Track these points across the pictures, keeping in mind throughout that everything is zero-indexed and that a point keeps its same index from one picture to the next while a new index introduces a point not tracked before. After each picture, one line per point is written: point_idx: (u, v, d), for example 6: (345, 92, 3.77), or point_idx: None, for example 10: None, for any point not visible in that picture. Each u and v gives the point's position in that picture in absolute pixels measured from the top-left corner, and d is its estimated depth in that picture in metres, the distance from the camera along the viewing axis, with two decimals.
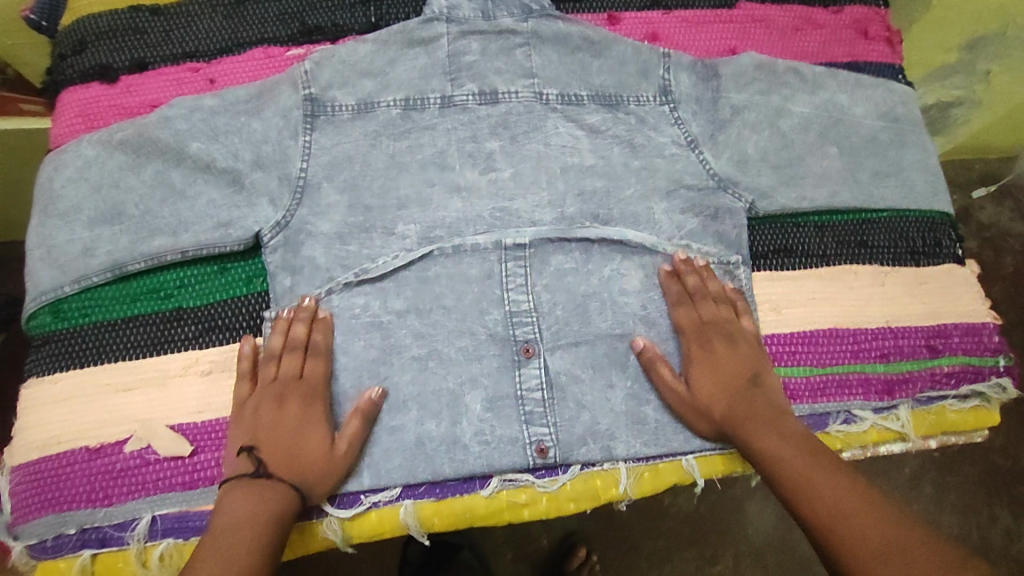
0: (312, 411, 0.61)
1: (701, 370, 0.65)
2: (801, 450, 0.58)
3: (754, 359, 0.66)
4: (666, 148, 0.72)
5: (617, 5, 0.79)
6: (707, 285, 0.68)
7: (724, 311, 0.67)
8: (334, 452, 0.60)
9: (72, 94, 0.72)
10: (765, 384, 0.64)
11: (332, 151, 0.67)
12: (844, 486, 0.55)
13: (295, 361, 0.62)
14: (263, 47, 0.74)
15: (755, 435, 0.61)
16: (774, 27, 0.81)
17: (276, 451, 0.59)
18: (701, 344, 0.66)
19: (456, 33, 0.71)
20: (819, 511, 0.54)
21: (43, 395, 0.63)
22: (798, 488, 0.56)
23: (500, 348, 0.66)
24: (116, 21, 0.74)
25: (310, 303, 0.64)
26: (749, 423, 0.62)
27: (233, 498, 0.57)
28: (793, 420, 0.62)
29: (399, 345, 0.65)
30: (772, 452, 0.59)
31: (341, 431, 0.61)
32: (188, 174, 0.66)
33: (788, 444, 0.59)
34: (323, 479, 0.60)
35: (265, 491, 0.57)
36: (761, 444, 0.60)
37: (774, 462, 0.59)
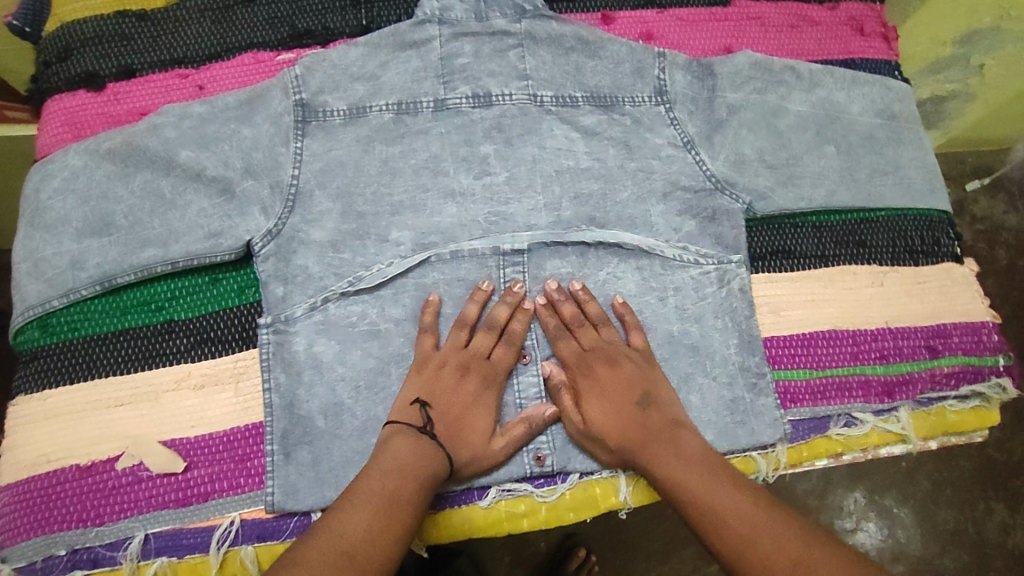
0: (486, 395, 0.62)
1: (598, 402, 0.62)
2: (704, 472, 0.57)
3: (642, 379, 0.63)
4: (662, 149, 0.71)
5: (611, 4, 0.78)
6: (585, 308, 0.65)
7: (604, 334, 0.65)
8: (492, 444, 0.61)
9: (57, 102, 0.70)
10: (657, 401, 0.62)
11: (324, 157, 0.66)
12: (747, 503, 0.54)
13: (487, 339, 0.64)
14: (252, 52, 0.73)
15: (656, 460, 0.59)
16: (770, 25, 0.80)
17: (444, 415, 0.60)
18: (592, 375, 0.63)
19: (447, 35, 0.70)
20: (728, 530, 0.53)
21: (32, 413, 0.61)
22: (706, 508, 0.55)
23: None
24: (101, 27, 0.72)
25: (520, 290, 0.65)
26: (648, 450, 0.59)
27: (390, 448, 0.57)
28: (690, 432, 0.61)
29: (397, 355, 0.64)
30: (677, 477, 0.57)
31: (504, 427, 0.62)
32: (177, 184, 0.65)
33: (688, 465, 0.58)
34: (474, 463, 0.60)
35: (435, 453, 0.57)
36: (667, 470, 0.58)
37: (673, 486, 0.57)
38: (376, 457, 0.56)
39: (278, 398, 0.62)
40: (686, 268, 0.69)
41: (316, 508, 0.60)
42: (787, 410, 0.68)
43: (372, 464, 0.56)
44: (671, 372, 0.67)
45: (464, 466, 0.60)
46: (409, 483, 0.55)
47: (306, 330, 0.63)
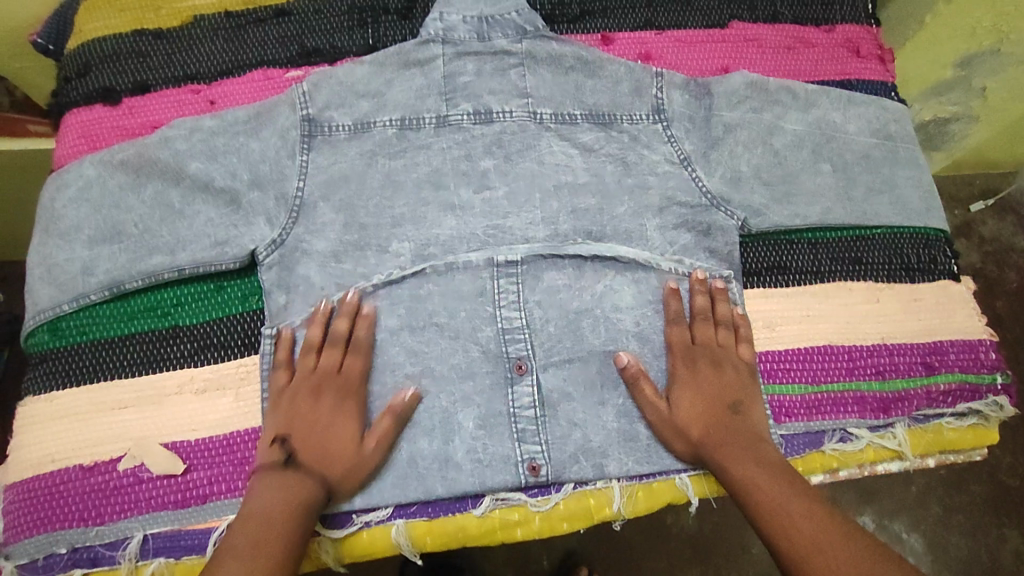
0: (345, 406, 0.62)
1: (687, 393, 0.65)
2: (778, 477, 0.58)
3: (740, 388, 0.65)
4: (659, 166, 0.73)
5: (611, 25, 0.80)
6: (715, 307, 0.69)
7: (718, 335, 0.68)
8: (362, 449, 0.61)
9: (74, 115, 0.73)
10: (748, 412, 0.64)
11: (329, 170, 0.70)
12: (823, 514, 0.54)
13: (334, 355, 0.63)
14: (261, 69, 0.75)
15: (733, 459, 0.60)
16: (767, 46, 0.81)
17: (308, 443, 0.60)
18: (686, 367, 0.66)
19: (451, 55, 0.75)
20: (798, 541, 0.53)
21: (39, 414, 0.63)
22: (777, 519, 0.55)
23: (492, 365, 0.65)
24: (120, 45, 0.75)
25: (354, 298, 0.65)
26: (727, 450, 0.61)
27: (261, 492, 0.57)
28: (771, 445, 0.62)
29: (392, 363, 0.65)
30: (750, 476, 0.59)
31: (372, 428, 0.62)
32: (185, 194, 0.68)
33: (764, 470, 0.59)
34: (351, 474, 0.60)
35: (301, 480, 0.58)
36: (738, 468, 0.60)
37: (747, 486, 0.58)
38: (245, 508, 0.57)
39: None
40: (680, 281, 0.70)
41: None
42: (780, 424, 0.68)
43: (244, 513, 0.56)
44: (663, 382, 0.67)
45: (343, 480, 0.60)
46: (280, 516, 0.56)
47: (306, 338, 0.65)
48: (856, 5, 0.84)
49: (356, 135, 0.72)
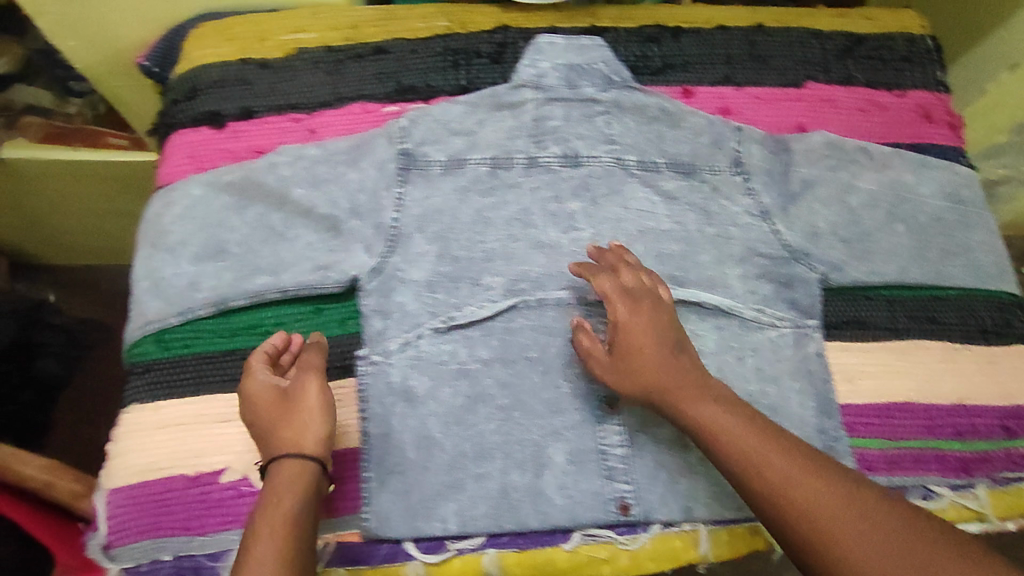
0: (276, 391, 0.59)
1: (649, 337, 0.61)
2: (744, 425, 0.56)
3: (670, 327, 0.62)
4: (740, 217, 0.76)
5: (692, 80, 0.84)
6: (625, 260, 0.67)
7: (650, 282, 0.65)
8: (318, 404, 0.58)
9: (182, 136, 0.76)
10: (691, 354, 0.62)
11: (426, 204, 0.73)
12: (796, 461, 0.53)
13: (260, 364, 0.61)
14: (360, 102, 0.78)
15: (694, 406, 0.58)
16: (841, 106, 0.84)
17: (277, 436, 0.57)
18: (637, 310, 0.62)
19: (541, 100, 0.78)
20: (782, 486, 0.51)
21: (144, 422, 0.65)
22: (761, 473, 0.53)
23: (582, 402, 0.67)
24: (226, 72, 0.78)
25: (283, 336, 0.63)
26: (688, 394, 0.59)
27: (270, 500, 0.52)
28: (722, 388, 0.60)
29: (484, 394, 0.67)
30: (716, 424, 0.56)
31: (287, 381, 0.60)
32: (286, 216, 0.71)
33: (731, 416, 0.57)
34: (315, 424, 0.57)
35: (291, 468, 0.54)
36: (703, 414, 0.57)
37: (715, 434, 0.56)
38: (257, 522, 0.51)
39: (375, 427, 0.65)
40: (763, 329, 0.72)
41: (407, 538, 0.63)
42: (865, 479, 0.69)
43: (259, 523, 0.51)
44: None
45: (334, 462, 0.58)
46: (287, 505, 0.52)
47: (400, 364, 0.67)
48: (926, 71, 0.87)
49: (450, 171, 0.75)
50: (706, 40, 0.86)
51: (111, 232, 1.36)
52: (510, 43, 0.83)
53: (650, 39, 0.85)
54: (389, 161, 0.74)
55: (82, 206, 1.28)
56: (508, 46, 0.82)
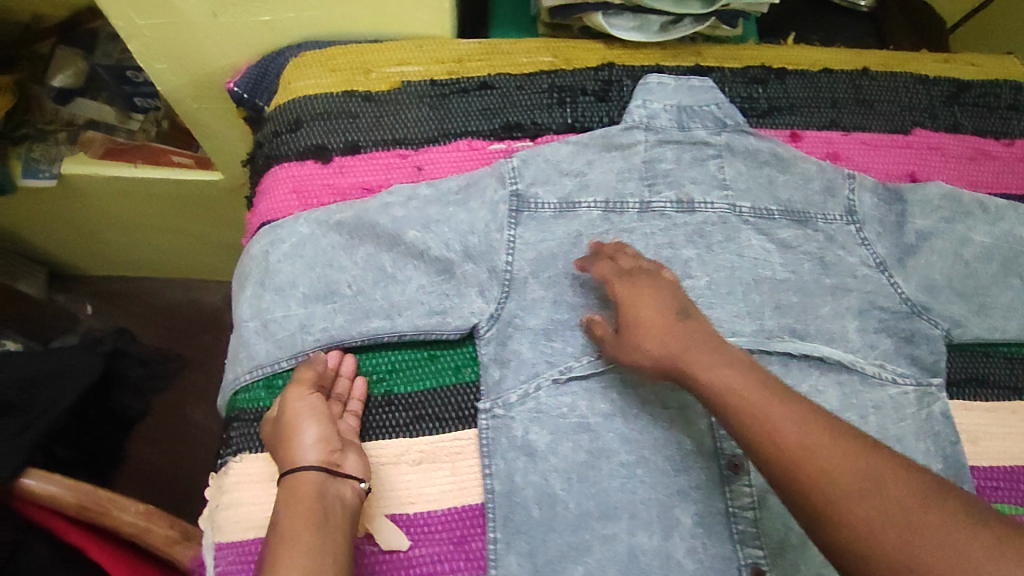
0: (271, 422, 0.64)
1: (652, 308, 0.63)
2: (754, 384, 0.56)
3: (677, 296, 0.64)
4: (857, 269, 0.75)
5: (799, 123, 0.82)
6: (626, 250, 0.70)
7: (644, 263, 0.68)
8: (288, 417, 0.63)
9: (285, 170, 0.74)
10: (696, 318, 0.62)
11: (539, 248, 0.72)
12: (807, 417, 0.53)
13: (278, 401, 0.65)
14: (466, 139, 0.77)
15: (700, 363, 0.58)
16: (950, 155, 0.82)
17: (290, 452, 0.61)
18: (645, 287, 0.65)
19: (652, 141, 0.76)
20: (789, 439, 0.51)
21: (255, 473, 0.65)
22: (766, 429, 0.53)
23: (708, 462, 0.66)
24: (330, 104, 0.76)
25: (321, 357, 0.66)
26: (694, 354, 0.59)
27: (280, 515, 0.57)
28: (732, 348, 0.60)
29: (606, 449, 0.66)
30: (723, 383, 0.56)
31: (290, 404, 0.63)
32: (398, 258, 0.69)
33: (738, 373, 0.57)
34: (320, 433, 0.62)
35: (301, 481, 0.59)
36: (708, 372, 0.57)
37: (722, 393, 0.56)
38: (272, 537, 0.56)
39: (499, 484, 0.64)
40: (884, 386, 0.71)
41: None
42: None
43: (281, 534, 0.55)
44: None
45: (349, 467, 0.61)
46: (302, 515, 0.56)
47: (521, 417, 0.66)
48: None
49: (561, 213, 0.73)
50: (812, 82, 0.84)
51: (159, 245, 1.33)
52: (616, 81, 0.81)
53: (755, 80, 0.83)
54: (502, 202, 0.72)
55: (134, 221, 1.25)
56: (614, 83, 0.81)
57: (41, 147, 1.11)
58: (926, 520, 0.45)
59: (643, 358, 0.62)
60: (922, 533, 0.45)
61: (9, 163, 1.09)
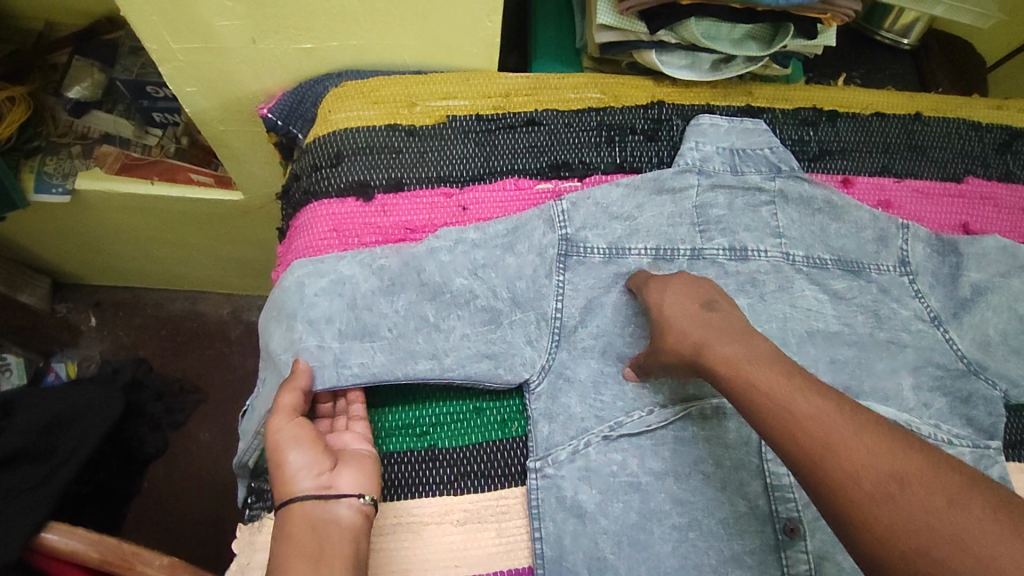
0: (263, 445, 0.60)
1: (673, 303, 0.62)
2: (778, 373, 0.53)
3: (706, 290, 0.63)
4: (911, 323, 0.73)
5: (851, 168, 0.80)
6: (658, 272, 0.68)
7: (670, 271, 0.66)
8: (274, 442, 0.58)
9: (325, 206, 0.71)
10: (722, 309, 0.60)
11: (589, 296, 0.69)
12: (832, 407, 0.49)
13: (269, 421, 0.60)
14: (512, 178, 0.74)
15: (725, 358, 0.56)
16: (1003, 205, 0.80)
17: (281, 481, 0.57)
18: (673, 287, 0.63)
19: (705, 185, 0.74)
20: (813, 432, 0.48)
21: None
22: (788, 421, 0.49)
23: (763, 524, 0.62)
24: (373, 139, 0.74)
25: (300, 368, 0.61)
26: (714, 349, 0.57)
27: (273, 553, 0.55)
28: (759, 339, 0.57)
29: (658, 511, 0.61)
30: (746, 377, 0.53)
31: (277, 424, 0.59)
32: (443, 305, 0.66)
33: (761, 365, 0.54)
34: (312, 456, 0.58)
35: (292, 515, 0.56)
36: (730, 369, 0.55)
37: (746, 387, 0.53)
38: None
39: (548, 549, 0.61)
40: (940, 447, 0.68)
41: None
42: None
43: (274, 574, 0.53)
44: None
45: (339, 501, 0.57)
46: (295, 555, 0.54)
47: (570, 476, 0.62)
48: None
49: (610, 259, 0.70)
50: (863, 126, 0.82)
51: (166, 260, 1.27)
52: (666, 120, 0.79)
53: (806, 122, 0.82)
54: (553, 246, 0.69)
55: (142, 236, 1.19)
56: (664, 122, 0.79)
57: (54, 160, 1.06)
58: (967, 530, 0.40)
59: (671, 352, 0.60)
60: (962, 546, 0.39)
61: (20, 177, 1.04)
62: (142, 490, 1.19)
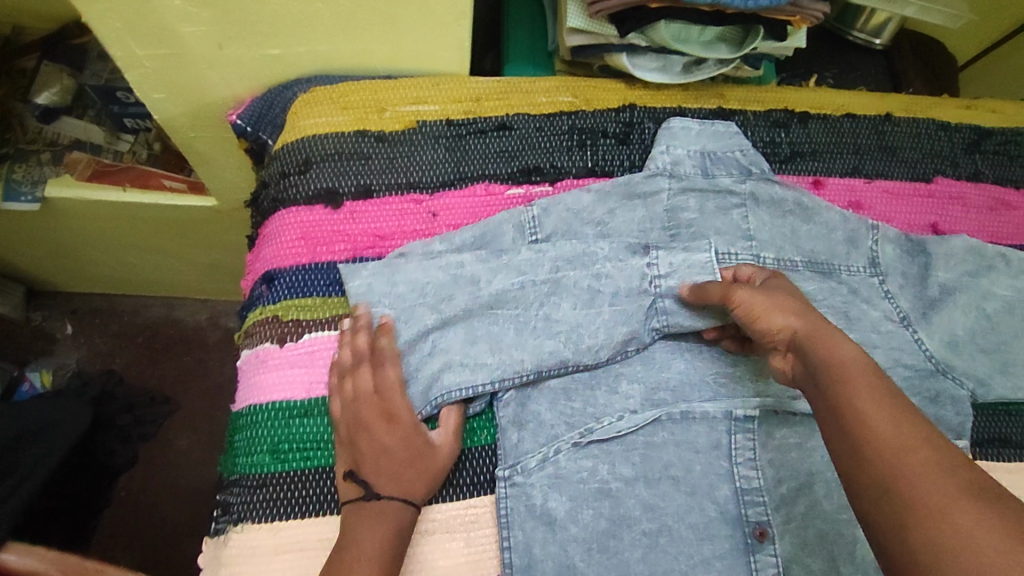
0: (372, 416, 0.60)
1: (791, 311, 0.60)
2: (868, 382, 0.51)
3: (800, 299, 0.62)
4: (881, 324, 0.72)
5: (821, 169, 0.80)
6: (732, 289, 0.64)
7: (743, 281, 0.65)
8: (396, 416, 0.61)
9: (293, 214, 0.70)
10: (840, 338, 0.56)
11: (609, 328, 0.67)
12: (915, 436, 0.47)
13: (366, 373, 0.62)
14: (483, 183, 0.73)
15: (828, 348, 0.55)
16: (971, 205, 0.81)
17: (370, 461, 0.59)
18: (767, 296, 0.62)
19: (676, 189, 0.74)
20: (882, 446, 0.47)
21: (259, 546, 0.58)
22: (867, 427, 0.48)
23: (731, 529, 0.62)
24: (341, 144, 0.73)
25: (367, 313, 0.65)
26: (829, 336, 0.56)
27: (355, 519, 0.57)
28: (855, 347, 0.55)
29: (628, 516, 0.62)
30: (841, 369, 0.53)
31: (382, 384, 0.62)
32: (404, 312, 0.65)
33: (866, 371, 0.52)
34: (414, 435, 0.61)
35: (383, 484, 0.58)
36: (827, 356, 0.55)
37: (834, 373, 0.53)
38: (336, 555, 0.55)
39: (516, 558, 0.60)
40: None
41: None
42: None
43: (357, 540, 0.55)
44: None
45: (399, 487, 0.58)
46: (384, 519, 0.57)
47: (540, 483, 0.62)
48: None
49: (640, 291, 0.69)
50: (834, 127, 0.83)
51: (140, 264, 1.25)
52: (638, 123, 0.79)
53: (777, 124, 0.82)
54: (566, 263, 0.69)
55: (114, 241, 1.17)
56: (635, 126, 0.79)
57: (23, 167, 1.04)
58: None
59: (777, 345, 0.59)
60: None
61: None
62: (115, 502, 1.17)
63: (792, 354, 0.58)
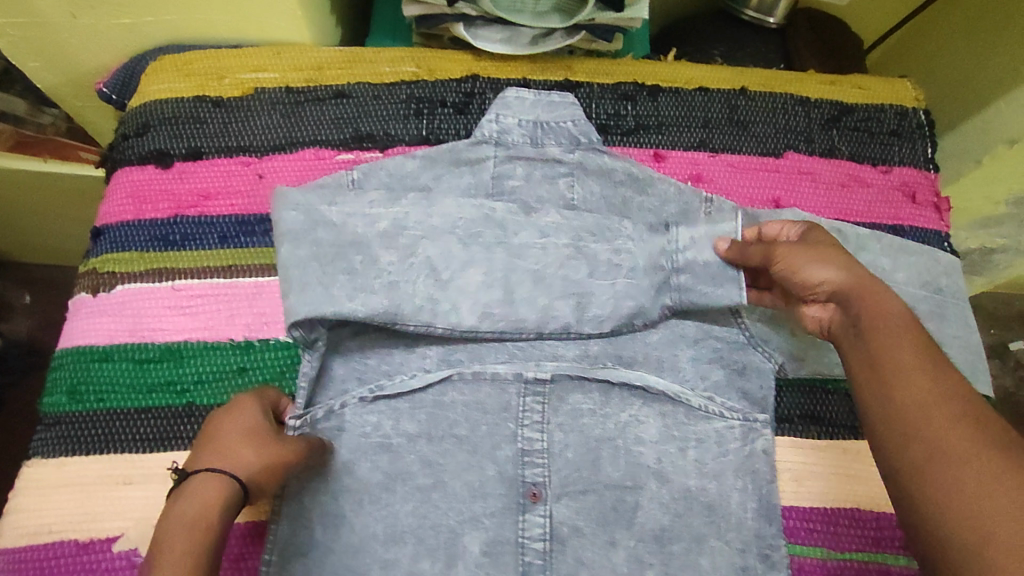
0: (225, 413, 0.57)
1: (829, 261, 0.57)
2: (906, 335, 0.50)
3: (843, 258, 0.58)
4: None
5: (665, 142, 0.80)
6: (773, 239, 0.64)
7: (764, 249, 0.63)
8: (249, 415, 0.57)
9: (126, 174, 0.74)
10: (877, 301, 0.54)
11: (617, 299, 0.68)
12: (939, 389, 0.47)
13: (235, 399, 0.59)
14: (313, 148, 0.76)
15: (869, 302, 0.54)
16: (820, 180, 0.79)
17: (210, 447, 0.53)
18: (809, 248, 0.59)
19: (502, 157, 0.74)
20: (901, 399, 0.48)
21: (45, 479, 0.62)
22: (888, 369, 0.50)
23: (506, 489, 0.64)
24: (180, 110, 0.76)
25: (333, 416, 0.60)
26: (879, 291, 0.55)
27: (178, 501, 0.49)
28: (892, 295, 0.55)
29: (404, 471, 0.64)
30: (884, 318, 0.52)
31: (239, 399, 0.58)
32: (435, 236, 0.66)
33: (891, 326, 0.51)
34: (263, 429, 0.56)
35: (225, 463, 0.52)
36: (868, 305, 0.53)
37: (867, 323, 0.52)
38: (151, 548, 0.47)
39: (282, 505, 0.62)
40: (709, 419, 0.67)
41: None
42: None
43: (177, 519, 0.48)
44: (684, 530, 0.64)
45: (238, 466, 0.52)
46: (210, 496, 0.50)
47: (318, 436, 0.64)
48: (915, 146, 0.83)
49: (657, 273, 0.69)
50: (684, 100, 0.82)
51: None
52: (478, 94, 0.80)
53: (624, 97, 0.82)
54: (589, 235, 0.69)
55: None
56: (475, 96, 0.80)
57: None
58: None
59: (818, 297, 0.57)
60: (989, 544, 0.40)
61: None
62: None
63: (833, 305, 0.56)
